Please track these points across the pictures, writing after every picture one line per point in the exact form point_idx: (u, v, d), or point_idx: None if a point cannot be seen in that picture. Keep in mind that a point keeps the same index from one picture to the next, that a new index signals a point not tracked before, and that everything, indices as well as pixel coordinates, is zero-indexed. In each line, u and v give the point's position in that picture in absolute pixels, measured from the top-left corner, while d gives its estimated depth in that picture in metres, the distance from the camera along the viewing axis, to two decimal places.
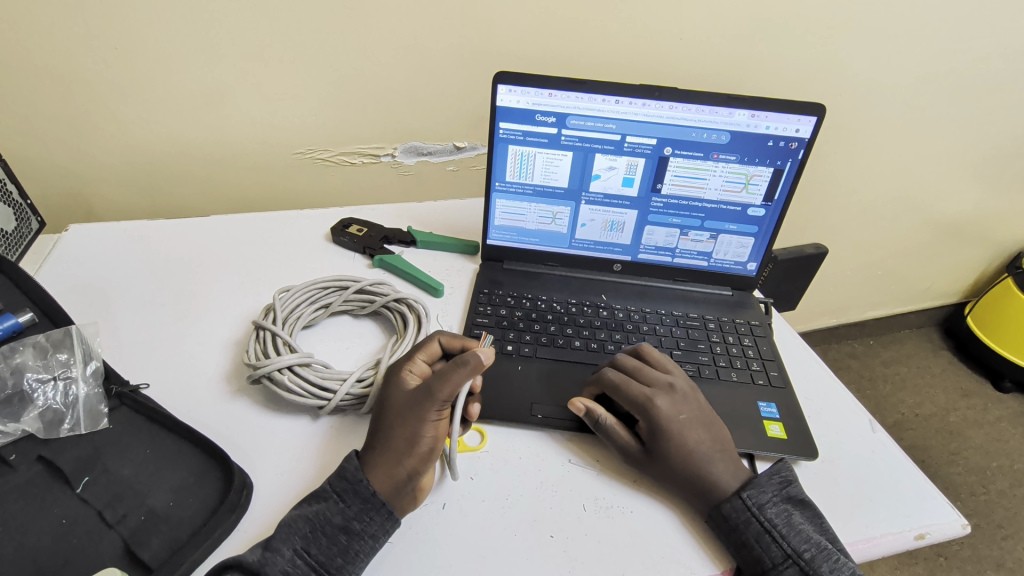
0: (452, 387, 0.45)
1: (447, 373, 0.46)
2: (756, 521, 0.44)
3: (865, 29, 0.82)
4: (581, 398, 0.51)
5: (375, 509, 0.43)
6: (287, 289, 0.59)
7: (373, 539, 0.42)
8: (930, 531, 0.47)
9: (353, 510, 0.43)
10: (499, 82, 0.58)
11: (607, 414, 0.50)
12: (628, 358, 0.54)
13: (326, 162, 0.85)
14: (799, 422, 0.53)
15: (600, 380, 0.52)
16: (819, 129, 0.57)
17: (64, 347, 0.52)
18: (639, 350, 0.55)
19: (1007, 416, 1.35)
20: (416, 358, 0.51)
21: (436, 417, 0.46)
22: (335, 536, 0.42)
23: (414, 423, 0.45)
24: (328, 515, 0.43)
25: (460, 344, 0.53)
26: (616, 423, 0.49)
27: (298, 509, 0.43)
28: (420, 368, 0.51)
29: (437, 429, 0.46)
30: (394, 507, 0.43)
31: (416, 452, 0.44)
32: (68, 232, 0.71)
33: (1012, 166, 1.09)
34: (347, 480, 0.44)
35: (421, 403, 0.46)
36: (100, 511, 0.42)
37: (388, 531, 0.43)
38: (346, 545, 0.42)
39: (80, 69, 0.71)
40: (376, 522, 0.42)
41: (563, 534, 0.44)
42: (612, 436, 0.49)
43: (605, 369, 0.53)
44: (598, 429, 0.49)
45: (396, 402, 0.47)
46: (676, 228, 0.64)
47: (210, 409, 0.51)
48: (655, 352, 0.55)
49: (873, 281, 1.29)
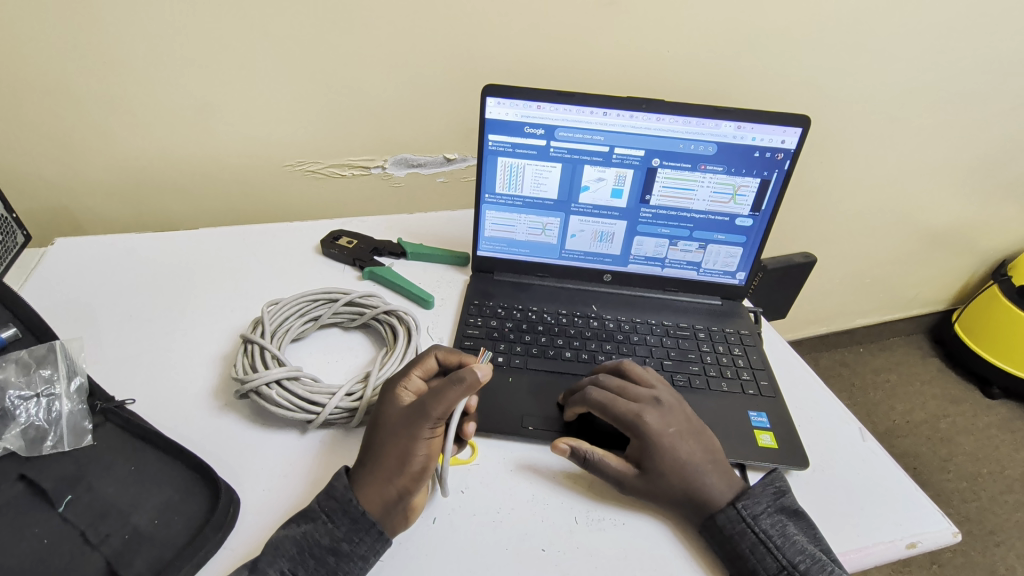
0: (445, 406, 0.44)
1: (440, 391, 0.45)
2: (750, 532, 0.44)
3: (849, 42, 0.84)
4: (565, 437, 0.49)
5: (365, 530, 0.42)
6: (276, 302, 0.59)
7: (362, 560, 0.41)
8: (921, 540, 0.47)
9: (342, 531, 0.42)
10: (487, 95, 0.58)
11: (593, 448, 0.48)
12: (611, 377, 0.53)
13: (317, 174, 0.85)
14: (789, 431, 0.53)
15: (585, 401, 0.50)
16: (804, 140, 0.58)
17: (48, 363, 0.51)
18: (620, 367, 0.55)
19: (996, 422, 1.36)
20: (411, 375, 0.50)
21: (429, 434, 0.45)
22: (323, 557, 0.41)
23: (406, 443, 0.44)
24: (317, 536, 0.42)
25: (457, 360, 0.52)
26: (605, 455, 0.48)
27: (285, 530, 0.42)
28: (415, 385, 0.50)
29: (429, 447, 0.45)
30: (384, 527, 0.43)
31: (408, 472, 0.43)
32: (55, 246, 0.70)
33: (994, 176, 1.11)
34: (336, 500, 0.43)
35: (411, 424, 0.45)
36: (83, 530, 0.41)
37: (379, 552, 0.42)
38: (334, 567, 0.41)
39: (70, 83, 0.71)
40: (365, 543, 0.42)
41: (555, 548, 0.44)
42: (604, 470, 0.47)
43: (589, 388, 0.51)
44: (588, 467, 0.48)
45: (385, 423, 0.46)
46: (665, 239, 0.65)
47: (196, 425, 0.51)
48: (638, 367, 0.54)
49: (864, 289, 1.31)
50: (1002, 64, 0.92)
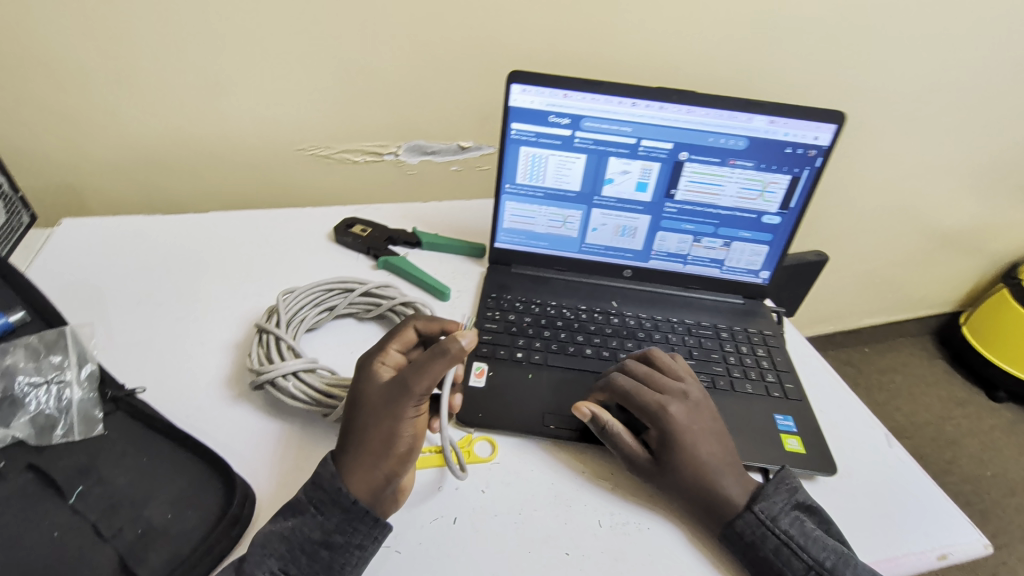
0: (429, 380, 0.42)
1: (423, 364, 0.42)
2: (772, 534, 0.43)
3: (877, 37, 0.82)
4: (587, 402, 0.48)
5: (359, 518, 0.41)
6: (291, 291, 0.57)
7: (360, 549, 0.41)
8: (951, 552, 0.46)
9: (333, 523, 0.41)
10: (513, 82, 0.56)
11: (614, 420, 0.48)
12: (638, 364, 0.52)
13: (328, 159, 0.83)
14: (816, 436, 0.52)
15: (611, 386, 0.50)
16: (838, 137, 0.56)
17: (57, 349, 0.49)
18: (648, 355, 0.53)
19: (1001, 425, 1.36)
20: (389, 349, 0.48)
21: (414, 414, 0.43)
22: (316, 552, 0.40)
23: (391, 423, 0.42)
24: (306, 531, 0.41)
25: (438, 328, 0.49)
26: (624, 431, 0.48)
27: (272, 526, 0.41)
28: (394, 359, 0.47)
29: (415, 427, 0.43)
30: (377, 512, 0.42)
31: (396, 455, 0.42)
32: (60, 226, 0.68)
33: (1012, 177, 1.10)
34: (325, 490, 0.42)
35: (397, 402, 0.42)
36: (95, 523, 0.40)
37: (376, 539, 0.41)
38: (329, 560, 0.40)
39: (77, 58, 0.69)
40: (361, 531, 0.41)
41: (578, 551, 0.43)
42: (619, 444, 0.47)
43: (615, 374, 0.50)
44: (606, 437, 0.48)
45: (367, 400, 0.43)
46: (689, 235, 0.63)
47: (210, 415, 0.49)
48: (666, 357, 0.53)
49: (874, 289, 1.29)
50: None
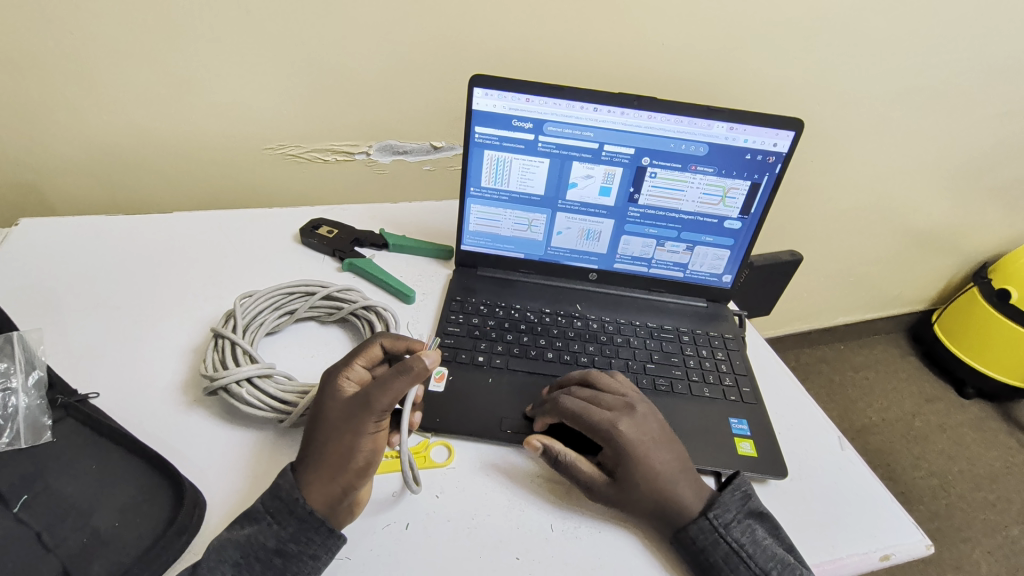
0: (391, 397, 0.43)
1: (386, 381, 0.43)
2: (723, 541, 0.44)
3: (843, 41, 0.83)
4: (537, 436, 0.48)
5: (313, 530, 0.41)
6: (250, 295, 0.57)
7: (313, 559, 0.40)
8: (894, 552, 0.47)
9: (289, 532, 0.41)
10: (475, 85, 0.56)
11: (565, 449, 0.48)
12: (580, 387, 0.51)
13: (298, 158, 0.83)
14: (768, 439, 0.53)
15: (556, 411, 0.49)
16: (796, 144, 0.57)
17: (4, 355, 0.49)
18: (586, 376, 0.53)
19: (969, 421, 1.39)
20: (355, 363, 0.47)
21: (375, 429, 0.43)
22: (270, 560, 0.40)
23: (351, 438, 0.42)
24: (262, 538, 0.41)
25: (404, 346, 0.50)
26: (578, 458, 0.47)
27: (228, 533, 0.41)
28: (358, 375, 0.47)
29: (375, 441, 0.44)
30: (333, 524, 0.42)
31: (353, 469, 0.42)
32: (19, 226, 0.67)
33: (980, 179, 1.12)
34: (281, 500, 0.42)
35: (358, 417, 0.42)
36: (39, 532, 0.40)
37: (331, 550, 0.41)
38: (282, 567, 0.40)
39: (35, 54, 0.67)
40: (316, 542, 0.41)
41: (529, 556, 0.44)
42: (575, 474, 0.47)
43: (559, 398, 0.50)
44: (559, 467, 0.47)
45: (329, 416, 0.43)
46: (652, 239, 0.64)
47: (164, 421, 0.49)
48: (605, 376, 0.53)
49: (847, 287, 1.31)
50: (994, 67, 0.92)
